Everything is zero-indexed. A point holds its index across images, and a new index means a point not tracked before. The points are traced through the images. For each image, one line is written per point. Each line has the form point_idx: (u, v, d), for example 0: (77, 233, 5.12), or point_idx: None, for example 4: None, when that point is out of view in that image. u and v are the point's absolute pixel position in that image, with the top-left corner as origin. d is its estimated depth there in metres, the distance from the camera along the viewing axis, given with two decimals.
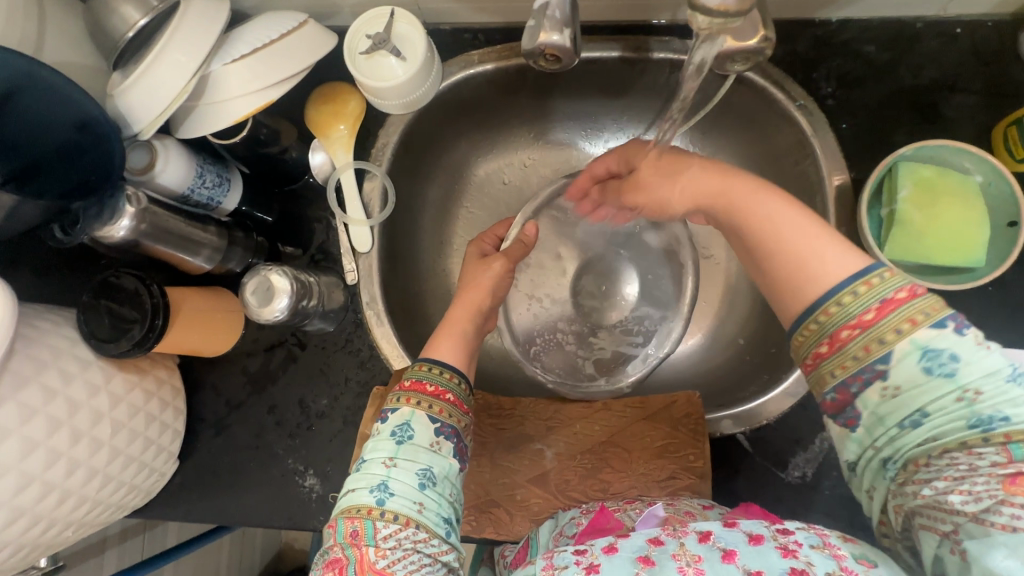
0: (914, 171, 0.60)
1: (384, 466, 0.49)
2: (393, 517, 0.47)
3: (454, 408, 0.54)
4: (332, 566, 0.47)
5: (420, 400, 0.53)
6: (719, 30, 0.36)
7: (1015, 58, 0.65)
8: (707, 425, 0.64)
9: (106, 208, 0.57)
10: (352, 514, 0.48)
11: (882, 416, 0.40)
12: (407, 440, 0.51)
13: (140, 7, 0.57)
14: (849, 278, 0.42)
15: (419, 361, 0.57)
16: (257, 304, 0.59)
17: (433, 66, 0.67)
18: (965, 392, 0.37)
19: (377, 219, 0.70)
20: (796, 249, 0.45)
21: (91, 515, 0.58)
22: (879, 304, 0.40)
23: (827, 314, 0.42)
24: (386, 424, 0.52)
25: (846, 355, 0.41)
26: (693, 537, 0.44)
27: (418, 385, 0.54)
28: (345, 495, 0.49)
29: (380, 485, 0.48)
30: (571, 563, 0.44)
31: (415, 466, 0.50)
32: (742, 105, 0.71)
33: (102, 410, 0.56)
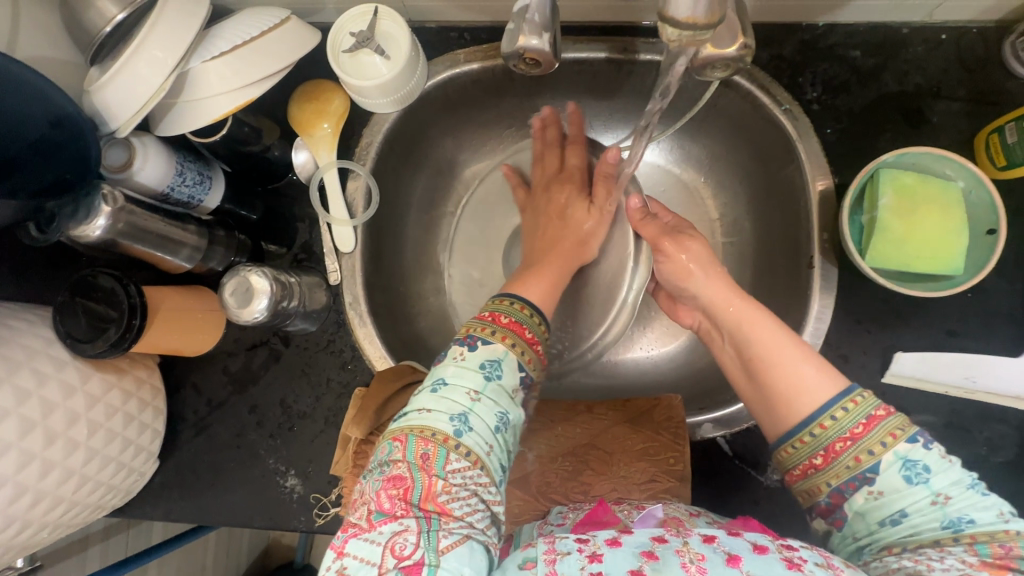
0: (895, 178, 0.60)
1: (469, 398, 0.48)
2: (466, 452, 0.46)
3: (538, 360, 0.54)
4: (394, 482, 0.45)
5: (515, 342, 0.53)
6: (688, 43, 0.35)
7: (999, 65, 0.65)
8: (687, 429, 0.64)
9: (82, 206, 0.57)
10: (427, 437, 0.46)
11: (865, 513, 0.44)
12: (495, 378, 0.50)
13: (116, 2, 0.56)
14: (838, 396, 0.46)
15: (513, 298, 0.57)
16: (236, 304, 0.59)
17: (418, 65, 0.66)
18: (938, 497, 0.42)
19: (360, 219, 0.69)
20: (791, 369, 0.49)
21: (68, 516, 0.58)
22: (866, 420, 0.44)
23: (822, 428, 0.45)
24: (475, 354, 0.51)
25: (838, 466, 0.44)
26: (697, 538, 0.44)
27: (517, 327, 0.54)
28: (419, 415, 0.48)
29: (460, 416, 0.47)
30: (574, 550, 0.43)
31: (495, 408, 0.49)
32: (729, 108, 0.71)
33: (78, 411, 0.56)
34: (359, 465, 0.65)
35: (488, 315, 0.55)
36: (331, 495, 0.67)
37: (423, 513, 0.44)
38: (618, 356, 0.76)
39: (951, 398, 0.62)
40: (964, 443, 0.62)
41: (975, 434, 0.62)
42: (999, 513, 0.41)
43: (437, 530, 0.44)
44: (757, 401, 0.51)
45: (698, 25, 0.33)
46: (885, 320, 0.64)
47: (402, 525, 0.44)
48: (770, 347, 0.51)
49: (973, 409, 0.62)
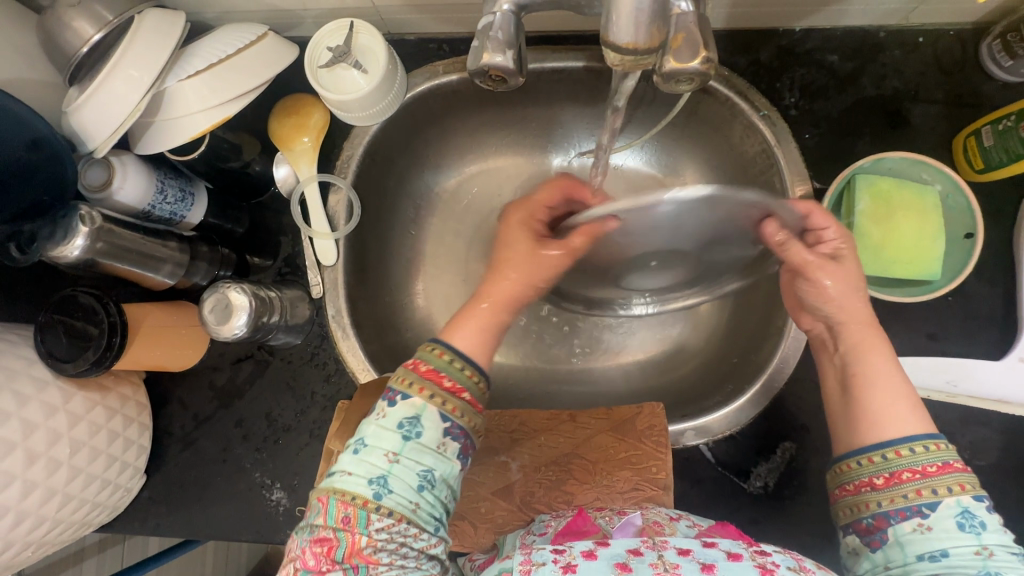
0: (871, 184, 0.60)
1: (387, 460, 0.46)
2: (388, 512, 0.45)
3: (468, 408, 0.49)
4: (319, 544, 0.45)
5: (433, 394, 0.48)
6: (631, 66, 0.36)
7: (978, 67, 0.65)
8: (670, 437, 0.64)
9: (59, 227, 0.57)
10: (346, 500, 0.45)
11: (905, 543, 0.45)
12: (414, 436, 0.47)
13: (93, 23, 0.57)
14: (921, 434, 0.47)
15: (437, 344, 0.51)
16: (216, 321, 0.59)
17: (396, 78, 0.67)
18: (982, 548, 0.42)
19: (342, 232, 0.70)
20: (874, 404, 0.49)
21: (53, 534, 0.58)
22: (941, 464, 0.45)
23: (896, 454, 0.47)
24: (394, 411, 0.47)
25: (896, 492, 0.46)
26: (672, 550, 0.45)
27: (436, 375, 0.49)
28: (340, 478, 0.46)
29: (379, 478, 0.45)
30: (548, 560, 0.45)
31: (417, 465, 0.46)
32: (710, 114, 0.71)
33: (60, 430, 0.56)
34: None
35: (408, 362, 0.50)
36: None
37: (349, 566, 0.44)
38: (603, 364, 0.77)
39: (934, 403, 0.62)
40: None
41: (958, 439, 0.62)
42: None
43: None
44: (838, 418, 0.52)
45: (641, 49, 0.35)
46: None
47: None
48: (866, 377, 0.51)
49: (956, 413, 0.62)
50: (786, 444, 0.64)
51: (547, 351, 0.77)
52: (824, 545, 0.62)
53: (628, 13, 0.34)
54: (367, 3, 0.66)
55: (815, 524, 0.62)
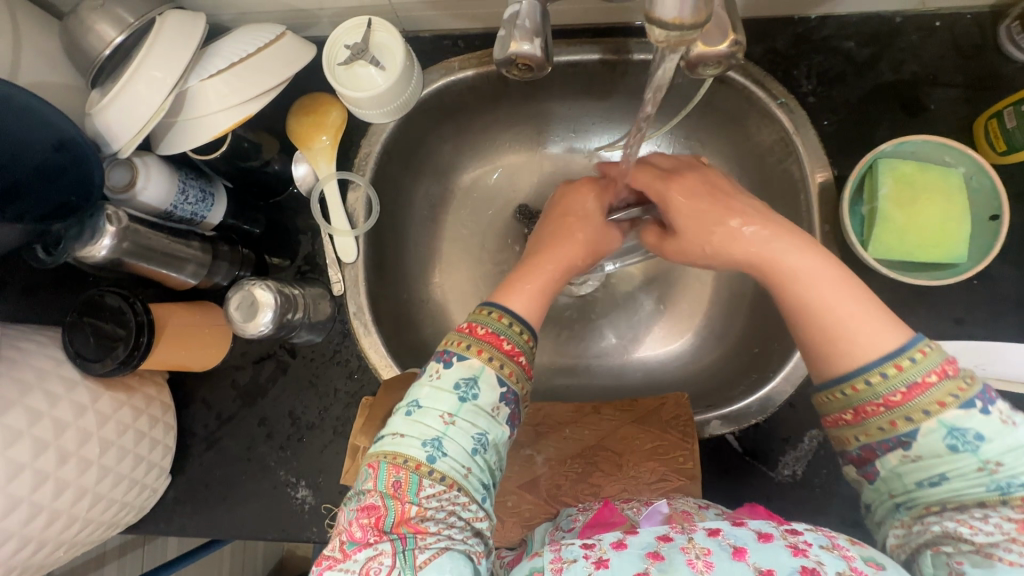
0: (894, 168, 0.59)
1: (442, 422, 0.46)
2: (440, 477, 0.44)
3: (522, 372, 0.50)
4: (366, 512, 0.44)
5: (492, 356, 0.48)
6: (676, 43, 0.34)
7: (996, 49, 0.65)
8: (696, 426, 0.64)
9: (87, 228, 0.58)
10: (398, 463, 0.45)
11: (901, 475, 0.44)
12: (471, 398, 0.47)
13: (116, 25, 0.57)
14: (881, 359, 0.44)
15: (492, 307, 0.52)
16: (242, 318, 0.60)
17: (413, 74, 0.67)
18: (986, 464, 0.41)
19: (361, 229, 0.70)
20: (834, 322, 0.47)
21: (82, 534, 0.58)
22: (908, 387, 0.43)
23: (855, 389, 0.45)
24: (450, 371, 0.48)
25: (869, 426, 0.44)
26: (702, 532, 0.45)
27: (494, 338, 0.49)
28: (391, 440, 0.46)
29: (433, 441, 0.45)
30: (580, 557, 0.44)
31: (472, 429, 0.46)
32: (727, 103, 0.71)
33: (89, 430, 0.56)
34: None
35: (464, 325, 0.50)
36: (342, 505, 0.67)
37: (397, 535, 0.43)
38: (624, 357, 0.76)
39: None
40: None
41: None
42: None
43: (413, 547, 0.43)
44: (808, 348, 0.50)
45: (687, 24, 0.33)
46: (894, 310, 0.63)
47: (376, 551, 0.43)
48: (817, 306, 0.49)
49: None
50: (813, 432, 0.63)
51: (568, 346, 0.77)
52: (855, 533, 0.61)
53: None
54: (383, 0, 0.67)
55: (845, 512, 0.62)
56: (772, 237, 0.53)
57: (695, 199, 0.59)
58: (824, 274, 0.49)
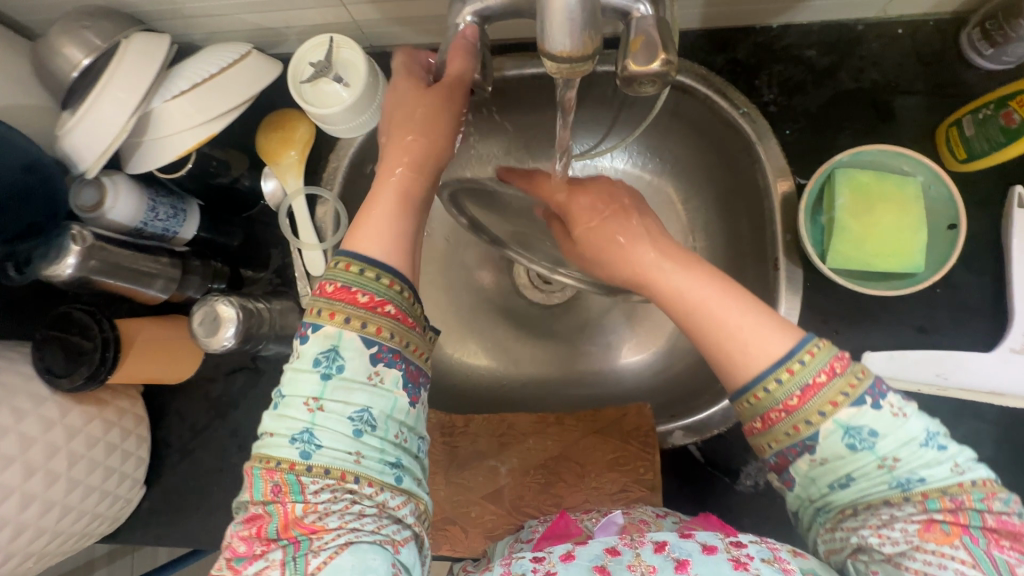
0: (850, 178, 0.59)
1: (309, 409, 0.42)
2: (322, 471, 0.41)
3: (396, 325, 0.44)
4: (251, 522, 0.42)
5: (347, 317, 0.43)
6: (569, 75, 0.37)
7: (958, 56, 0.65)
8: (657, 436, 0.64)
9: (52, 247, 0.59)
10: (272, 467, 0.42)
11: (816, 478, 0.43)
12: (336, 373, 0.43)
13: (82, 48, 0.59)
14: (771, 366, 0.43)
15: (345, 259, 0.46)
16: (205, 334, 0.61)
17: (378, 90, 0.68)
18: (885, 461, 0.41)
19: (329, 243, 0.71)
20: (722, 335, 0.46)
21: (53, 545, 0.60)
22: (801, 392, 0.42)
23: (756, 398, 0.44)
24: (307, 347, 0.43)
25: (778, 433, 0.43)
26: (648, 547, 0.45)
27: (347, 292, 0.44)
28: (269, 439, 0.43)
29: (303, 435, 0.42)
30: (527, 570, 0.44)
31: (347, 407, 0.42)
32: (690, 113, 0.71)
33: (57, 443, 0.58)
34: None
35: (314, 287, 0.45)
36: None
37: (289, 541, 0.41)
38: (593, 366, 0.77)
39: (925, 397, 0.61)
40: None
41: (950, 433, 0.61)
42: (954, 466, 0.41)
43: (306, 551, 0.40)
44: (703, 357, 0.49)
45: (576, 57, 0.35)
46: (857, 319, 0.63)
47: (266, 562, 0.41)
48: (705, 320, 0.48)
49: (947, 406, 0.61)
50: None
51: (538, 355, 0.78)
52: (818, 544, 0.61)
53: (560, 19, 0.33)
54: (347, 18, 0.68)
55: None
56: (655, 253, 0.53)
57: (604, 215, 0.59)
58: (711, 291, 0.48)
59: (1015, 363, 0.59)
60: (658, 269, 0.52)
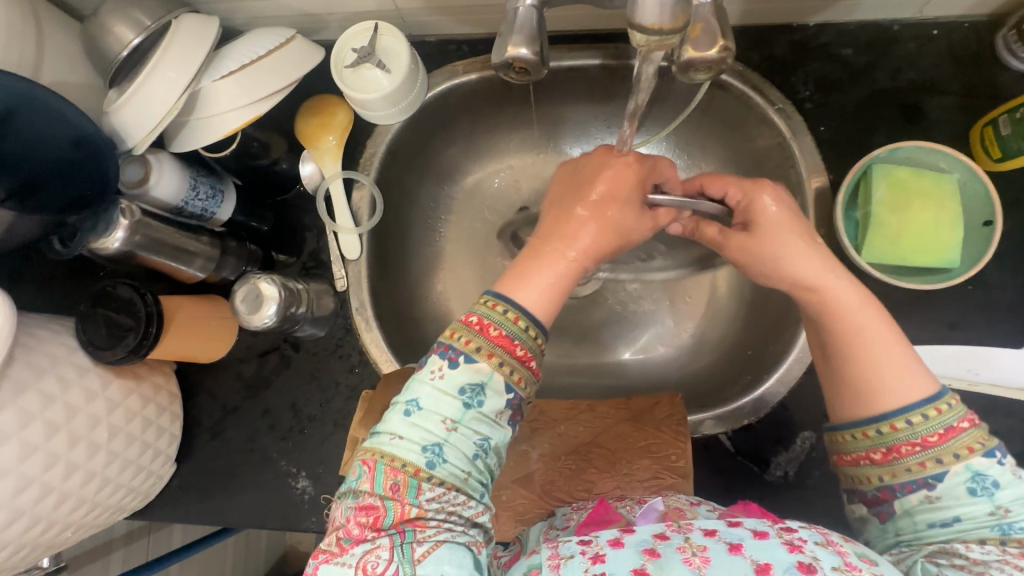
0: (887, 173, 0.60)
1: (445, 429, 0.46)
2: (439, 482, 0.45)
3: (531, 377, 0.49)
4: (365, 510, 0.45)
5: (501, 362, 0.47)
6: (655, 47, 0.37)
7: (992, 58, 0.66)
8: (689, 426, 0.64)
9: (100, 221, 0.60)
10: (395, 467, 0.45)
11: (915, 513, 0.46)
12: (475, 405, 0.46)
13: (134, 27, 0.60)
14: (920, 402, 0.46)
15: (506, 305, 0.49)
16: (246, 311, 0.61)
17: (418, 77, 0.69)
18: (997, 508, 0.43)
19: (365, 227, 0.72)
20: (873, 365, 0.49)
21: (90, 516, 0.60)
22: (944, 430, 0.45)
23: (892, 428, 0.47)
24: (457, 373, 0.47)
25: (898, 467, 0.46)
26: (699, 532, 0.46)
27: (509, 344, 0.48)
28: (396, 443, 0.46)
29: (434, 447, 0.45)
30: (577, 554, 0.45)
31: (474, 434, 0.47)
32: (725, 108, 0.72)
33: (99, 415, 0.58)
34: None
35: (472, 321, 0.48)
36: None
37: (396, 531, 0.44)
38: (621, 358, 0.78)
39: (955, 392, 0.62)
40: None
41: None
42: None
43: (412, 541, 0.44)
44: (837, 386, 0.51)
45: (666, 30, 0.36)
46: (888, 314, 0.64)
47: (373, 545, 0.44)
48: (863, 344, 0.49)
49: (977, 403, 0.62)
50: (806, 434, 0.64)
51: (565, 345, 0.79)
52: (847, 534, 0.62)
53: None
54: (391, 6, 0.69)
55: (833, 512, 0.63)
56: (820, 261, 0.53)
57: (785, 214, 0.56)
58: (865, 313, 0.50)
59: None
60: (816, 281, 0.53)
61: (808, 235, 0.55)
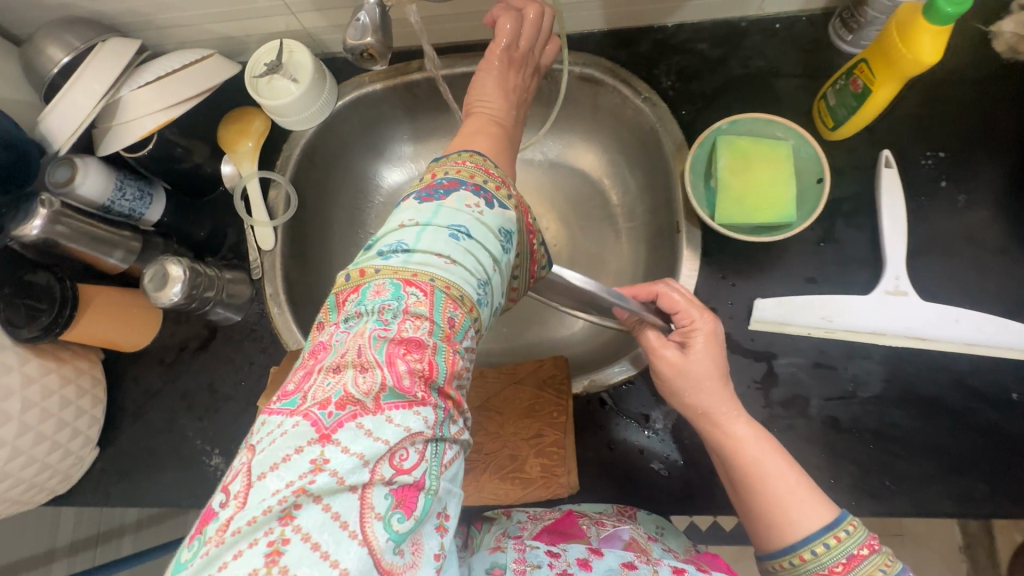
0: (729, 142, 0.67)
1: (494, 267, 0.46)
2: (476, 329, 0.44)
3: (528, 256, 0.54)
4: (410, 351, 0.38)
5: (521, 223, 0.51)
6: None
7: (829, 45, 0.74)
8: (571, 385, 0.68)
9: (23, 211, 0.65)
10: (457, 300, 0.42)
11: None
12: (509, 253, 0.48)
13: (64, 49, 0.69)
14: (821, 529, 0.47)
15: (487, 160, 0.52)
16: (154, 288, 0.68)
17: (325, 87, 0.78)
18: None
19: (280, 220, 0.79)
20: (770, 495, 0.50)
21: (2, 487, 0.64)
22: (846, 559, 0.46)
23: (801, 559, 0.48)
24: (496, 216, 0.48)
25: None
26: (665, 568, 0.49)
27: (528, 210, 0.53)
28: (444, 266, 0.42)
29: (484, 285, 0.45)
30: (546, 564, 0.49)
31: (500, 289, 0.48)
32: (603, 104, 0.81)
33: (13, 386, 0.63)
34: None
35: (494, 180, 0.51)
36: None
37: (441, 399, 0.39)
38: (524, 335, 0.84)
39: (816, 340, 0.66)
40: (833, 380, 0.66)
41: (841, 372, 0.66)
42: None
43: (447, 434, 0.39)
44: (745, 514, 0.53)
45: None
46: (749, 271, 0.69)
47: (417, 412, 0.37)
48: (757, 471, 0.52)
49: (838, 349, 0.66)
50: None
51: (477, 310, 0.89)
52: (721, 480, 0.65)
53: None
54: (299, 27, 0.79)
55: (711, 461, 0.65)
56: (719, 395, 0.56)
57: (712, 354, 0.57)
58: (760, 444, 0.53)
59: (892, 303, 0.65)
60: (708, 417, 0.56)
61: (716, 365, 0.57)
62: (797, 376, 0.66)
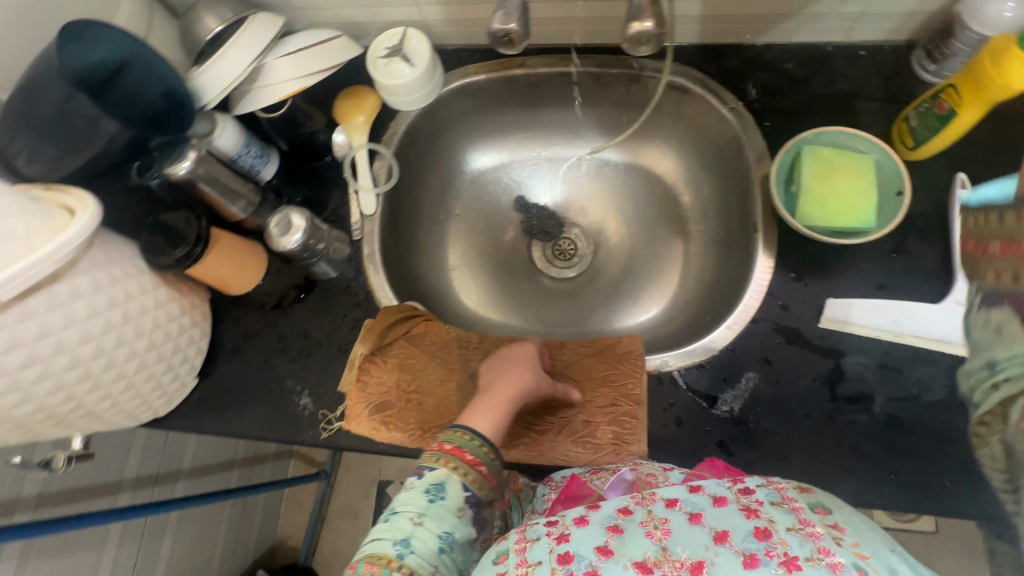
0: (814, 151, 0.72)
1: (412, 522, 0.54)
2: (409, 571, 0.51)
3: (484, 481, 0.58)
4: None
5: (457, 466, 0.58)
6: None
7: (910, 74, 0.80)
8: (645, 362, 0.73)
9: (172, 153, 0.73)
10: (374, 560, 0.51)
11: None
12: (438, 500, 0.55)
13: (218, 18, 0.78)
14: None
15: (474, 433, 0.60)
16: (279, 234, 0.74)
17: (435, 74, 0.85)
18: None
19: (381, 188, 0.86)
20: None
21: (124, 397, 0.70)
22: None
23: None
24: (422, 479, 0.57)
25: None
26: (661, 503, 0.51)
27: (459, 451, 0.58)
28: (373, 541, 0.53)
29: (402, 540, 0.53)
30: (544, 534, 0.50)
31: (438, 530, 0.54)
32: (688, 112, 0.87)
33: (148, 306, 0.69)
34: (361, 380, 0.75)
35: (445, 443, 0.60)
36: (337, 412, 0.78)
37: None
38: None
39: (883, 342, 0.70)
40: (898, 381, 0.69)
41: (907, 374, 0.69)
42: None
43: None
44: None
45: None
46: (821, 274, 0.74)
47: None
48: None
49: (904, 353, 0.70)
50: (750, 374, 0.72)
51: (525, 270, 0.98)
52: (784, 464, 0.68)
53: None
54: (419, 17, 0.87)
55: (775, 446, 0.69)
56: None
57: None
58: None
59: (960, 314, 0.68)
60: None
61: None
62: (863, 374, 0.70)
